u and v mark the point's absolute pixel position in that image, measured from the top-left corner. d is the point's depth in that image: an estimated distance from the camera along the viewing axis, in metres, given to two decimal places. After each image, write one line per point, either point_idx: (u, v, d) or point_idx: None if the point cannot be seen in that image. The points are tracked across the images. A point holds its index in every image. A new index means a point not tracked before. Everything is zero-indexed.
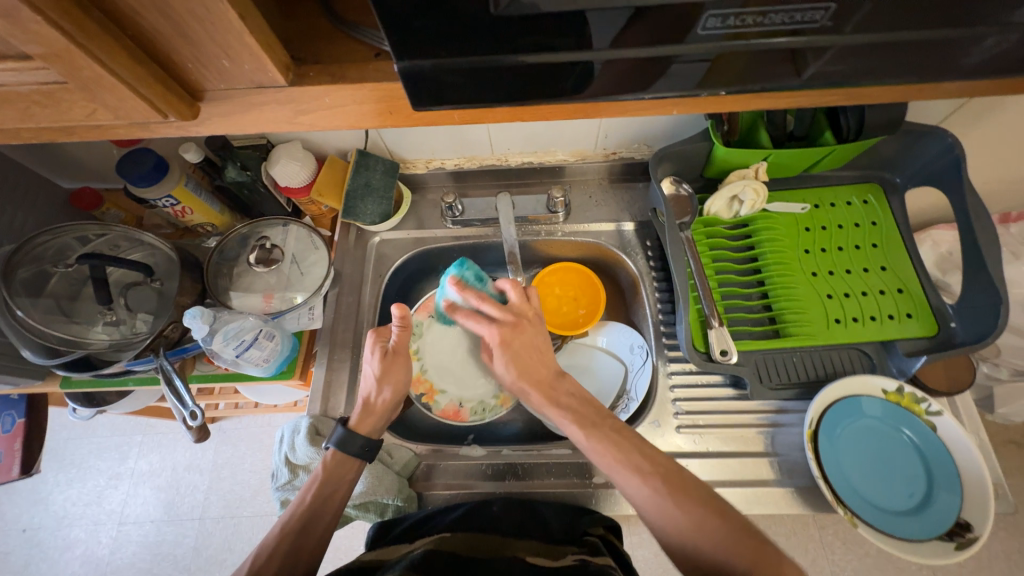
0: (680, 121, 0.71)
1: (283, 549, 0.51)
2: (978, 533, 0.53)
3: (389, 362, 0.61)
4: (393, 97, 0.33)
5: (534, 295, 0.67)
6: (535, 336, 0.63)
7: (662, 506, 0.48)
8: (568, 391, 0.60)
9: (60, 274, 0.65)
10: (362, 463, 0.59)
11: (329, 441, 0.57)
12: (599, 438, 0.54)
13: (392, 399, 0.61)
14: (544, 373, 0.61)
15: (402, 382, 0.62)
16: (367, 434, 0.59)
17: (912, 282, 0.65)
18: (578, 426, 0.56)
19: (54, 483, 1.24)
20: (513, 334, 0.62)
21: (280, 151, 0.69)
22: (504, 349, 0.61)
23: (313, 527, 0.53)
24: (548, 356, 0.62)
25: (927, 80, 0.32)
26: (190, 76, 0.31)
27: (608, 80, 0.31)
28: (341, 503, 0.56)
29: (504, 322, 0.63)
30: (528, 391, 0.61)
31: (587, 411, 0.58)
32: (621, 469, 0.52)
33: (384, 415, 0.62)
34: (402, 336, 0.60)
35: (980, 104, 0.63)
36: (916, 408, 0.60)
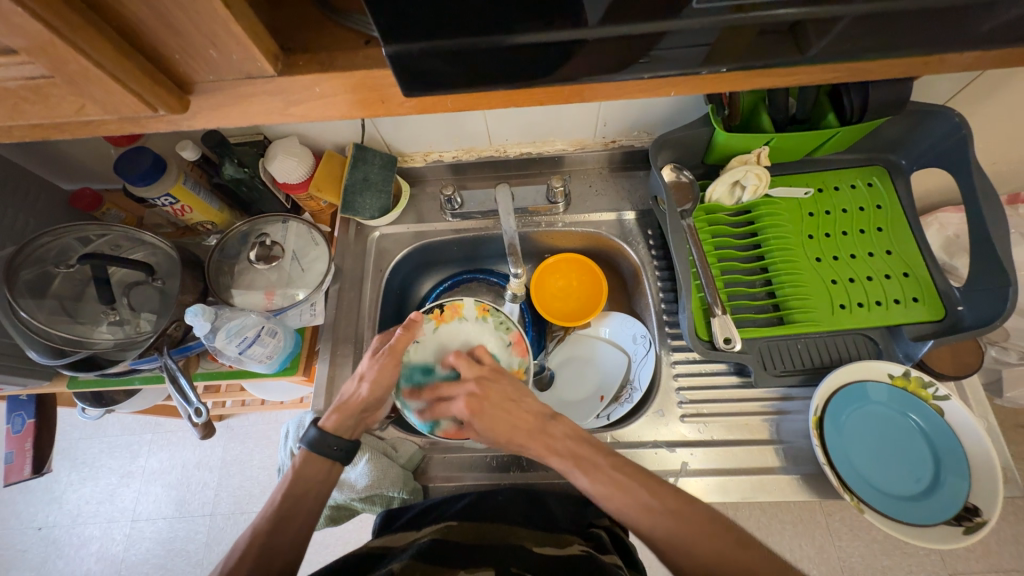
0: (682, 104, 0.69)
1: (255, 548, 0.51)
2: (987, 517, 0.53)
3: (384, 360, 0.60)
4: (384, 85, 0.33)
5: (484, 353, 0.63)
6: (503, 388, 0.58)
7: (675, 540, 0.47)
8: (564, 434, 0.55)
9: (63, 275, 0.65)
10: (332, 464, 0.58)
11: (301, 441, 0.57)
12: (602, 481, 0.50)
13: (371, 397, 0.59)
14: (529, 421, 0.56)
15: (385, 384, 0.60)
16: (338, 435, 0.58)
17: (918, 266, 0.64)
18: (582, 472, 0.52)
19: (67, 482, 1.26)
20: (482, 402, 0.57)
21: (276, 147, 0.69)
22: (476, 418, 0.56)
23: (285, 527, 0.53)
24: (526, 403, 0.57)
25: (930, 50, 0.31)
26: (178, 67, 0.31)
27: (603, 58, 0.30)
28: (313, 503, 0.56)
29: (467, 394, 0.58)
30: (525, 446, 0.55)
31: (586, 450, 0.53)
32: (628, 506, 0.49)
33: (352, 414, 0.59)
34: (402, 339, 0.61)
35: (987, 82, 0.62)
36: (923, 393, 0.59)
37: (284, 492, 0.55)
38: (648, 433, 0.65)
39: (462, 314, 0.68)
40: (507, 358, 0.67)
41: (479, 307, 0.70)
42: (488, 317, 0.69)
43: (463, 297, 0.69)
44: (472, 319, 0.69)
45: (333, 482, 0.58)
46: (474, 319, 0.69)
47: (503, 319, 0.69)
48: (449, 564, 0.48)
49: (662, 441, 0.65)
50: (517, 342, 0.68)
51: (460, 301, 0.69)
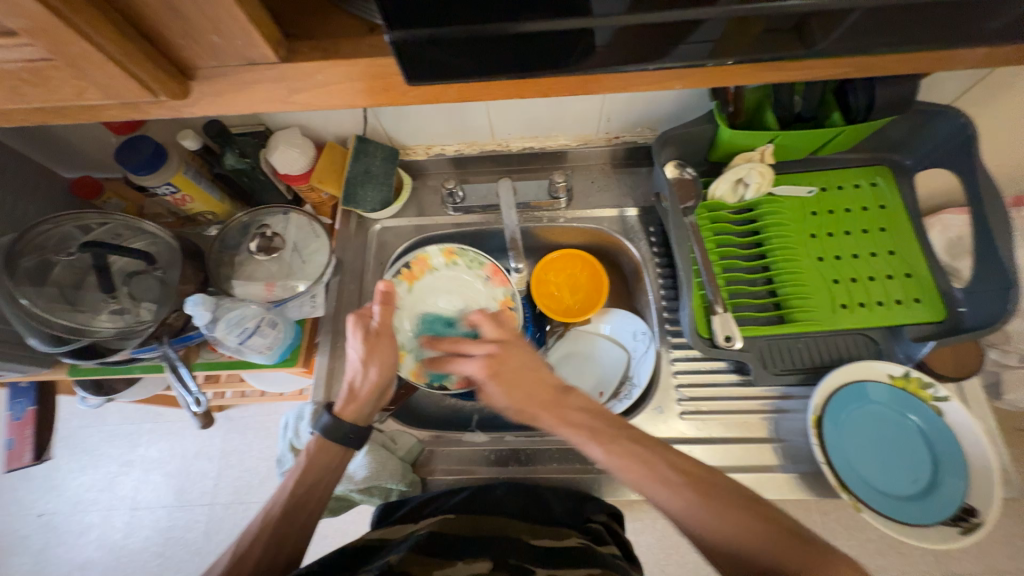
0: (687, 100, 0.69)
1: (266, 537, 0.52)
2: (983, 518, 0.53)
3: (375, 343, 0.58)
4: (387, 73, 0.33)
5: (504, 317, 0.61)
6: (522, 356, 0.56)
7: (700, 518, 0.44)
8: (580, 407, 0.53)
9: (64, 263, 0.65)
10: (347, 451, 0.58)
11: (313, 429, 0.57)
12: (619, 453, 0.48)
13: (380, 382, 0.59)
14: (547, 394, 0.54)
15: (388, 364, 0.60)
16: (352, 422, 0.58)
17: (920, 266, 0.64)
18: (597, 445, 0.49)
19: (67, 470, 1.26)
20: (500, 364, 0.56)
21: (278, 138, 0.69)
22: (494, 380, 0.55)
23: (295, 515, 0.54)
24: (544, 374, 0.55)
25: (942, 41, 0.30)
26: (179, 52, 0.30)
27: (610, 48, 0.30)
28: (326, 490, 0.56)
29: (487, 354, 0.56)
30: (538, 416, 0.53)
31: (600, 424, 0.51)
32: (647, 482, 0.47)
33: (368, 401, 0.59)
34: (386, 314, 0.59)
35: (997, 82, 0.62)
36: (923, 393, 0.59)
37: (295, 481, 0.55)
38: (646, 429, 0.65)
39: (429, 265, 0.73)
40: (489, 290, 0.73)
41: (445, 253, 0.74)
42: (457, 259, 0.74)
43: (426, 248, 0.73)
44: (441, 266, 0.74)
45: (343, 470, 0.58)
46: (444, 266, 0.74)
47: (473, 257, 0.74)
48: (446, 553, 0.48)
49: (660, 437, 0.65)
50: (493, 273, 0.73)
51: (424, 254, 0.73)
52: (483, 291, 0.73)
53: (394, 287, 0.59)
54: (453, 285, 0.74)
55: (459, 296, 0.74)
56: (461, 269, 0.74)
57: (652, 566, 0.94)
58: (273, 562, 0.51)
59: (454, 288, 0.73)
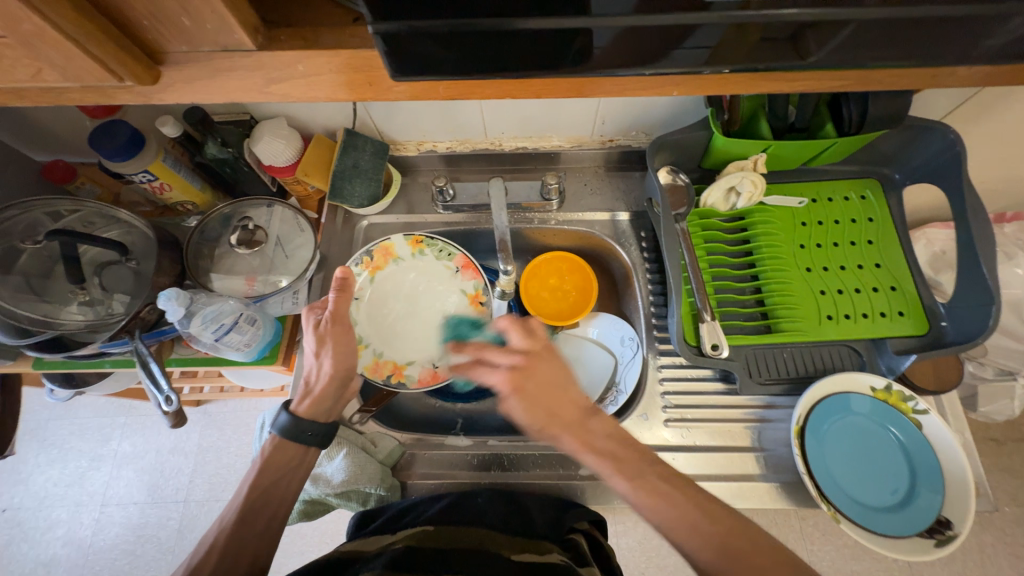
0: (682, 106, 0.68)
1: (221, 545, 0.50)
2: (958, 531, 0.54)
3: (330, 335, 0.56)
4: (372, 66, 0.31)
5: (535, 323, 0.55)
6: (552, 370, 0.51)
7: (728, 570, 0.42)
8: (605, 432, 0.50)
9: (30, 252, 0.62)
10: (303, 450, 0.56)
11: (271, 426, 0.55)
12: (647, 489, 0.46)
13: (336, 374, 0.56)
14: (570, 411, 0.50)
15: (344, 355, 0.56)
16: (313, 420, 0.55)
17: (905, 280, 0.65)
18: (621, 477, 0.47)
19: (34, 464, 1.22)
20: (526, 378, 0.50)
21: (263, 128, 0.66)
22: (516, 397, 0.49)
23: (253, 519, 0.52)
24: (572, 391, 0.51)
25: (940, 58, 0.30)
26: (148, 34, 0.29)
27: (607, 50, 0.29)
28: (286, 490, 0.54)
29: (511, 366, 0.51)
30: (559, 437, 0.50)
31: (628, 454, 0.49)
32: (681, 527, 0.45)
33: (328, 396, 0.56)
34: (341, 302, 0.57)
35: (984, 101, 0.62)
36: (903, 406, 0.60)
37: (251, 483, 0.53)
38: (631, 436, 0.65)
39: (393, 254, 0.71)
40: (459, 282, 0.72)
41: (411, 242, 0.72)
42: (424, 249, 0.72)
43: (390, 238, 0.71)
44: (407, 256, 0.72)
45: (307, 466, 0.57)
46: (410, 256, 0.72)
47: (442, 246, 0.72)
48: (424, 568, 0.47)
49: (645, 445, 0.64)
50: (464, 266, 0.72)
51: (389, 241, 0.71)
52: (452, 283, 0.72)
53: (351, 274, 0.56)
54: (419, 275, 0.72)
55: (426, 287, 0.72)
56: (427, 258, 0.72)
57: (632, 569, 0.94)
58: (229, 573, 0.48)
59: (420, 279, 0.72)
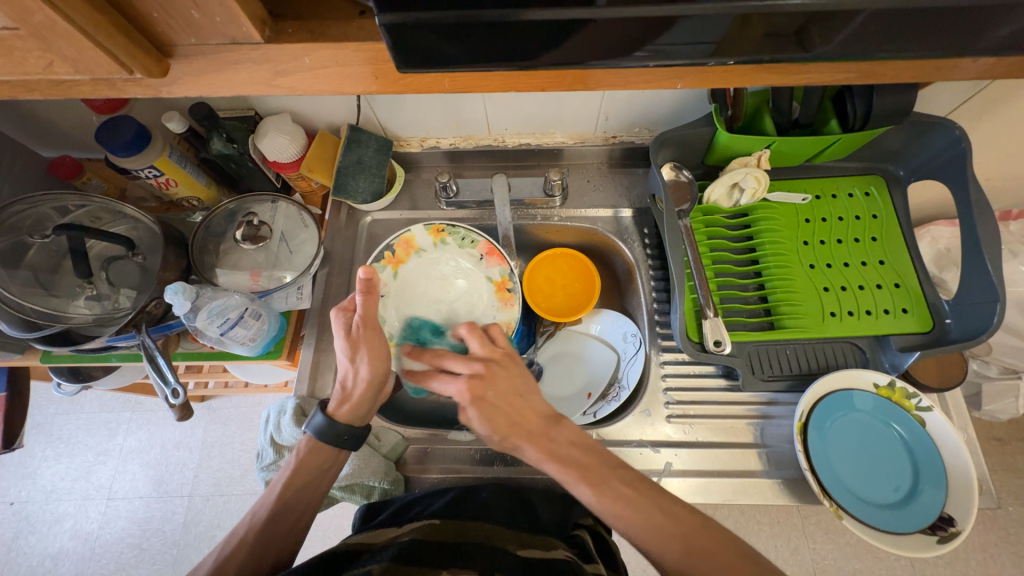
0: (686, 102, 0.68)
1: (250, 541, 0.50)
2: (961, 527, 0.53)
3: (363, 339, 0.55)
4: (379, 59, 0.32)
5: (495, 333, 0.57)
6: (512, 380, 0.52)
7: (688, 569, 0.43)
8: (568, 440, 0.50)
9: (38, 246, 0.63)
10: (342, 450, 0.56)
11: (307, 428, 0.56)
12: (611, 497, 0.46)
13: (372, 379, 0.56)
14: (533, 422, 0.51)
15: (379, 358, 0.56)
16: (348, 425, 0.56)
17: (910, 278, 0.64)
18: (587, 486, 0.47)
19: (41, 458, 1.23)
20: (484, 386, 0.51)
21: (267, 124, 0.66)
22: (476, 405, 0.50)
23: (284, 517, 0.52)
24: (532, 401, 0.52)
25: (947, 49, 0.30)
26: (157, 27, 0.29)
27: (612, 42, 0.29)
28: (318, 489, 0.55)
29: (470, 375, 0.52)
30: (521, 446, 0.50)
31: (592, 462, 0.49)
32: (642, 530, 0.45)
33: (365, 401, 0.57)
34: (368, 304, 0.55)
35: (991, 97, 0.62)
36: (906, 403, 0.60)
37: (285, 482, 0.53)
38: (633, 432, 0.65)
39: (415, 246, 0.71)
40: (484, 269, 0.71)
41: (432, 232, 0.72)
42: (446, 238, 0.72)
43: (411, 230, 0.71)
44: (429, 247, 0.72)
45: (337, 470, 0.57)
46: (432, 247, 0.72)
47: (464, 235, 0.72)
48: (432, 561, 0.47)
49: (647, 440, 0.65)
50: (488, 252, 0.72)
51: (410, 234, 0.71)
52: (478, 270, 0.72)
53: (376, 275, 0.54)
54: (443, 265, 0.72)
55: (451, 277, 0.72)
56: (450, 248, 0.72)
57: (634, 566, 0.94)
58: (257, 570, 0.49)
59: (445, 270, 0.72)
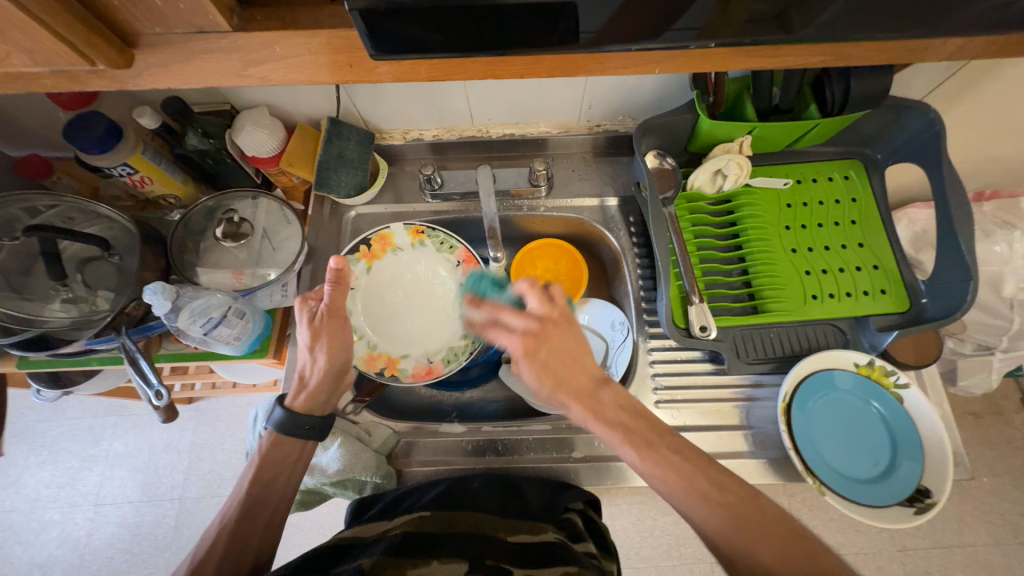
0: (669, 89, 0.68)
1: (223, 540, 0.49)
2: (936, 498, 0.56)
3: (325, 329, 0.55)
4: (352, 47, 0.31)
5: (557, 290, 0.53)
6: (566, 342, 0.51)
7: (731, 540, 0.43)
8: (614, 403, 0.51)
9: (8, 249, 0.60)
10: (306, 444, 0.56)
11: (266, 423, 0.55)
12: (655, 461, 0.47)
13: (329, 368, 0.56)
14: (581, 380, 0.51)
15: (338, 350, 0.56)
16: (305, 417, 0.55)
17: (888, 260, 0.66)
18: (630, 448, 0.48)
19: (24, 466, 1.20)
20: (539, 344, 0.50)
21: (244, 118, 0.65)
22: (529, 359, 0.50)
23: (256, 514, 0.52)
24: (584, 361, 0.51)
25: (920, 31, 0.30)
26: (119, 16, 0.28)
27: (589, 28, 0.29)
28: (286, 487, 0.54)
29: (525, 330, 0.51)
30: (567, 403, 0.51)
31: (637, 425, 0.49)
32: (684, 496, 0.46)
33: (323, 389, 0.56)
34: (336, 295, 0.55)
35: (963, 79, 0.63)
36: (886, 381, 0.62)
37: (251, 478, 0.53)
38: None
39: (392, 244, 0.71)
40: (459, 276, 0.71)
41: (411, 232, 0.72)
42: (424, 240, 0.71)
43: (389, 226, 0.71)
44: (407, 246, 0.72)
45: (306, 462, 0.57)
46: (409, 246, 0.72)
47: (443, 239, 0.71)
48: (423, 553, 0.48)
49: None
50: (465, 260, 0.71)
51: (389, 230, 0.71)
52: (452, 277, 0.71)
53: (347, 267, 0.53)
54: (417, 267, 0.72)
55: (425, 281, 0.72)
56: (427, 250, 0.72)
57: (627, 550, 0.96)
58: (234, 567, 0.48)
59: (418, 272, 0.72)
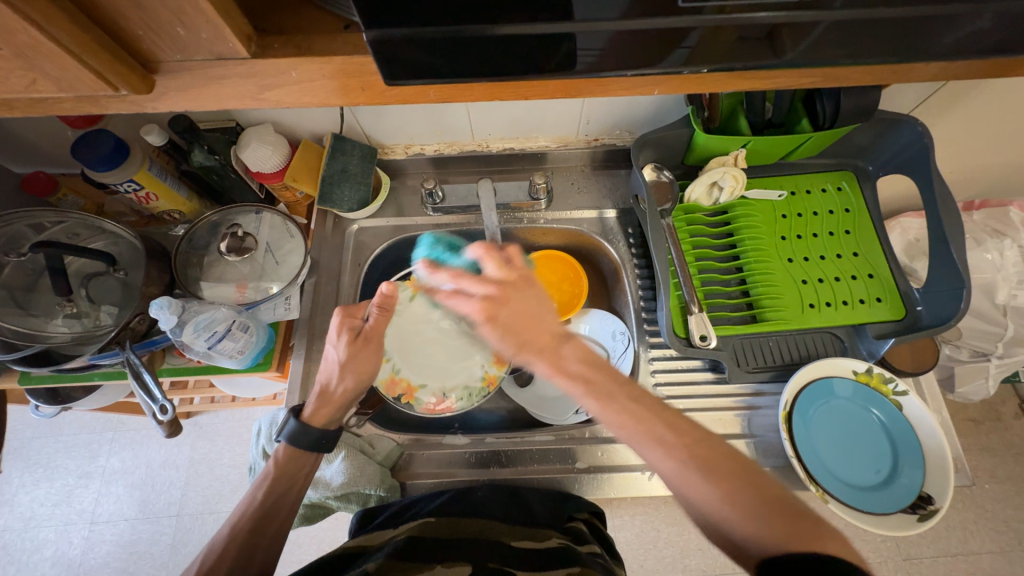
0: (664, 103, 0.70)
1: (233, 552, 0.48)
2: (938, 505, 0.56)
3: (358, 349, 0.57)
4: (365, 73, 0.32)
5: (514, 252, 0.53)
6: (526, 302, 0.50)
7: (688, 481, 0.41)
8: (577, 358, 0.48)
9: (13, 265, 0.61)
10: (316, 456, 0.57)
11: (280, 436, 0.55)
12: (616, 410, 0.45)
13: (355, 389, 0.58)
14: (544, 337, 0.49)
15: (366, 372, 0.58)
16: (322, 428, 0.56)
17: (882, 268, 0.67)
18: (592, 399, 0.46)
19: (19, 484, 1.19)
20: (499, 308, 0.49)
21: (249, 135, 0.66)
22: (490, 324, 0.49)
23: (267, 526, 0.51)
24: (548, 320, 0.50)
25: (904, 55, 0.32)
26: (142, 44, 0.29)
27: (592, 53, 0.30)
28: (296, 499, 0.54)
29: (485, 295, 0.50)
30: (532, 361, 0.49)
31: (599, 378, 0.47)
32: (643, 443, 0.44)
33: (343, 406, 0.58)
34: (380, 320, 0.57)
35: (951, 93, 0.65)
36: (884, 388, 0.62)
37: (266, 490, 0.53)
38: None
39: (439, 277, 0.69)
40: None
41: None
42: None
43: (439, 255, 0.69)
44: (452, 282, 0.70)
45: (312, 477, 0.57)
46: None
47: None
48: (427, 557, 0.48)
49: None
50: None
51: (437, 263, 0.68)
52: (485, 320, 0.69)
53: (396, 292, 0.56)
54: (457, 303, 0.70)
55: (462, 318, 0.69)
56: None
57: (631, 563, 0.95)
58: None
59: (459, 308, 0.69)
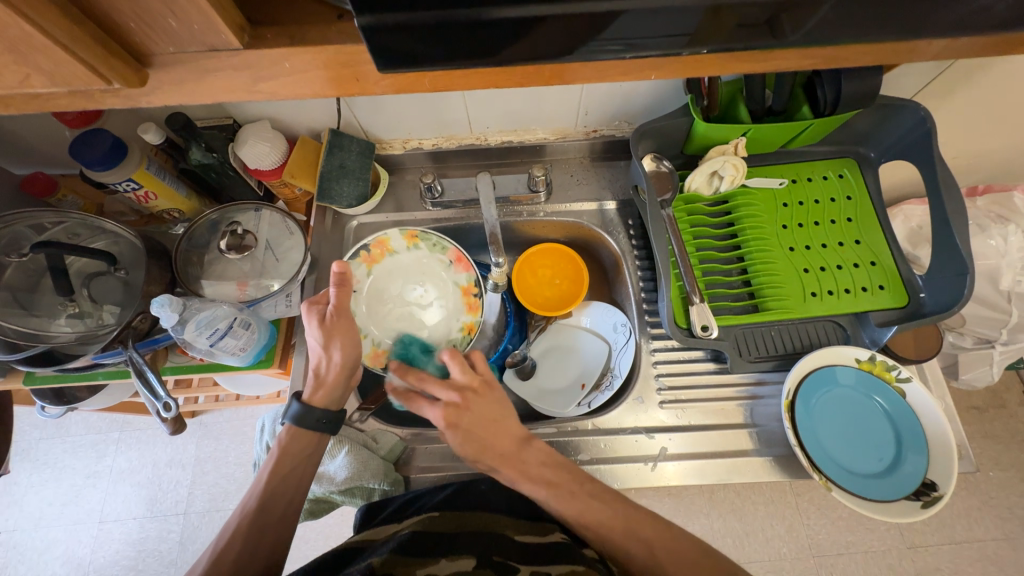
0: (663, 93, 0.69)
1: (243, 529, 0.50)
2: (943, 491, 0.56)
3: (335, 327, 0.55)
4: (359, 62, 0.32)
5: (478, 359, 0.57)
6: (488, 408, 0.53)
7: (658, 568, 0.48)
8: (538, 460, 0.52)
9: (14, 266, 0.61)
10: (321, 436, 0.56)
11: (284, 418, 0.55)
12: (578, 508, 0.50)
13: (345, 364, 0.56)
14: (503, 444, 0.52)
15: (352, 344, 0.56)
16: (325, 408, 0.56)
17: (884, 255, 0.67)
18: (557, 497, 0.51)
19: (27, 484, 1.20)
20: (459, 413, 0.52)
21: (246, 132, 0.66)
22: (452, 431, 0.52)
23: (273, 507, 0.52)
24: (507, 425, 0.53)
25: (908, 32, 0.31)
26: (134, 37, 0.29)
27: (587, 36, 0.30)
28: (301, 479, 0.55)
29: (446, 402, 0.53)
30: (495, 468, 0.52)
31: (562, 479, 0.52)
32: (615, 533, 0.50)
33: (338, 385, 0.57)
34: (342, 296, 0.54)
35: (954, 76, 0.64)
36: (887, 375, 0.62)
37: (271, 470, 0.53)
38: (625, 419, 0.66)
39: (390, 248, 0.72)
40: (452, 275, 0.73)
41: (406, 236, 0.73)
42: (419, 243, 0.73)
43: (386, 231, 0.71)
44: (403, 249, 0.73)
45: (320, 455, 0.57)
46: (405, 249, 0.73)
47: (436, 241, 0.73)
48: (432, 551, 0.48)
49: (640, 427, 0.66)
50: (455, 260, 0.73)
51: (385, 235, 0.71)
52: (445, 276, 0.73)
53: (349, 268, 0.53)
54: (415, 268, 0.73)
55: (423, 278, 0.73)
56: (424, 251, 0.73)
57: None
58: (251, 556, 0.49)
59: (416, 275, 0.73)
